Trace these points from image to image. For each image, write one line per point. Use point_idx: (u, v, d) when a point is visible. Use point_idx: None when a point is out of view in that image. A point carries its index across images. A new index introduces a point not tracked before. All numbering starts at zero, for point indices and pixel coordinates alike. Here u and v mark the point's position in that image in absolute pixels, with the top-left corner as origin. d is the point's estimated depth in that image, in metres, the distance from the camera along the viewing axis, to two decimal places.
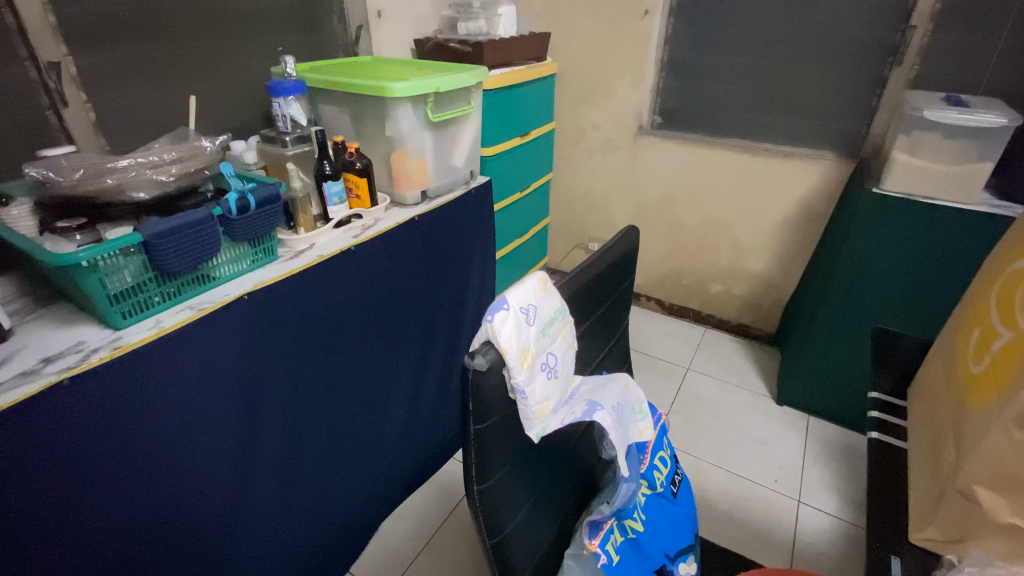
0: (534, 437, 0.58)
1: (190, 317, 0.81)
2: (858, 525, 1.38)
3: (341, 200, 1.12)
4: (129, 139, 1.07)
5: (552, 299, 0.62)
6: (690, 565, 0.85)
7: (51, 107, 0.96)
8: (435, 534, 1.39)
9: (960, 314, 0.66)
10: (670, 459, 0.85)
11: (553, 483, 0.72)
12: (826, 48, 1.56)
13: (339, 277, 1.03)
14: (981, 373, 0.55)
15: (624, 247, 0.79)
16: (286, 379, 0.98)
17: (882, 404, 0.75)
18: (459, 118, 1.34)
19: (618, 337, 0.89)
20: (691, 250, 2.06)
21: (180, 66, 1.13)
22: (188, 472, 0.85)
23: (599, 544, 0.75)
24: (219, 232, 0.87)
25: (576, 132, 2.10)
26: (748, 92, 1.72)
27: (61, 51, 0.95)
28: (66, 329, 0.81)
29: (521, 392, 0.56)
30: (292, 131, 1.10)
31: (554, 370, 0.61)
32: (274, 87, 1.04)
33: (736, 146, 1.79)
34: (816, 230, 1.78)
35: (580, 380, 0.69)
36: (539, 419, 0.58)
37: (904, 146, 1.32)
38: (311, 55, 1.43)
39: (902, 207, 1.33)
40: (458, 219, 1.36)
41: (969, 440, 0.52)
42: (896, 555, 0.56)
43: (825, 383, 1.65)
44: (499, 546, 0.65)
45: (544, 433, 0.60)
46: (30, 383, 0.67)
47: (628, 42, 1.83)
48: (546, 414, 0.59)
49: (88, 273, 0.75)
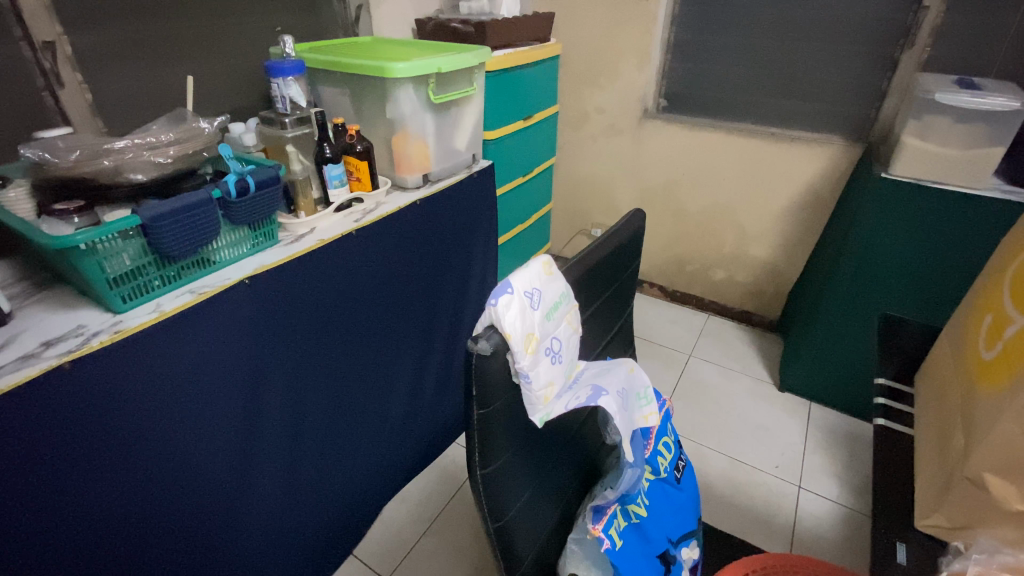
0: (538, 422, 0.58)
1: (190, 300, 0.81)
2: (858, 510, 1.39)
3: (341, 182, 1.11)
4: (126, 121, 1.06)
5: (556, 283, 0.61)
6: (693, 549, 0.85)
7: (46, 88, 0.94)
8: (438, 517, 1.40)
9: (970, 301, 0.65)
10: (674, 444, 0.85)
11: (556, 469, 0.72)
12: (836, 28, 1.53)
13: (340, 262, 1.02)
14: (992, 360, 0.54)
15: (629, 232, 0.77)
16: (289, 362, 0.98)
17: (887, 390, 0.74)
18: (461, 100, 1.32)
19: (622, 323, 0.88)
20: (695, 237, 2.04)
21: (176, 46, 1.10)
22: (189, 455, 0.85)
23: (601, 529, 0.73)
24: (217, 216, 0.86)
25: (580, 116, 2.07)
26: (755, 75, 1.69)
27: (56, 31, 0.93)
28: (66, 312, 0.80)
29: (527, 376, 0.56)
30: (291, 113, 1.08)
31: (558, 354, 0.60)
32: (272, 68, 1.03)
33: (742, 130, 1.77)
34: (820, 216, 1.77)
35: (584, 365, 0.69)
36: (542, 404, 0.58)
37: (913, 130, 1.30)
38: (310, 36, 1.40)
39: (911, 192, 1.31)
40: (460, 204, 1.34)
41: (979, 428, 0.51)
42: (902, 542, 0.56)
43: (829, 368, 1.65)
44: (501, 531, 0.64)
45: (548, 418, 0.59)
46: (31, 365, 0.67)
47: (633, 23, 1.80)
48: (549, 398, 0.59)
49: (86, 256, 0.75)
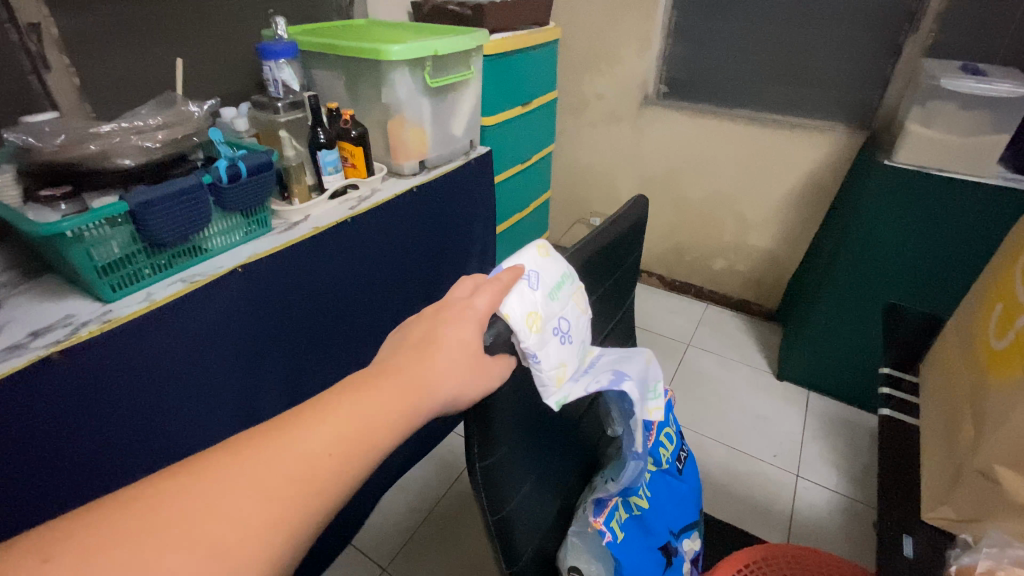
0: (554, 406, 0.54)
1: (181, 290, 0.79)
2: (857, 499, 1.39)
3: (336, 169, 1.08)
4: (115, 106, 1.03)
5: (556, 263, 0.59)
6: (694, 541, 0.85)
7: (33, 72, 0.91)
8: (437, 506, 1.40)
9: (979, 288, 0.64)
10: (675, 435, 0.84)
11: (556, 460, 0.71)
12: (840, 12, 1.49)
13: (336, 249, 1.00)
14: (1002, 350, 0.53)
15: (631, 218, 0.75)
16: (285, 352, 0.96)
17: (891, 378, 0.73)
18: (459, 84, 1.29)
19: (624, 312, 0.87)
20: (695, 226, 2.03)
21: (165, 28, 1.07)
22: (186, 446, 0.84)
23: (604, 521, 0.73)
24: (209, 203, 0.84)
25: (579, 103, 2.04)
26: (758, 61, 1.66)
27: (42, 12, 0.89)
28: (54, 302, 0.78)
29: (536, 356, 0.52)
30: (284, 97, 1.05)
31: (568, 335, 0.57)
32: (263, 49, 1.00)
33: (743, 117, 1.74)
34: (820, 205, 1.75)
35: (599, 353, 0.66)
36: (557, 387, 0.54)
37: (918, 117, 1.28)
38: (303, 19, 1.36)
39: (915, 180, 1.30)
40: (458, 191, 1.32)
41: (990, 419, 0.50)
42: (909, 534, 0.55)
43: (828, 357, 1.64)
44: (500, 523, 0.63)
45: (565, 402, 0.56)
46: (18, 356, 0.65)
47: (634, 7, 1.76)
48: (563, 381, 0.55)
49: (73, 244, 0.73)
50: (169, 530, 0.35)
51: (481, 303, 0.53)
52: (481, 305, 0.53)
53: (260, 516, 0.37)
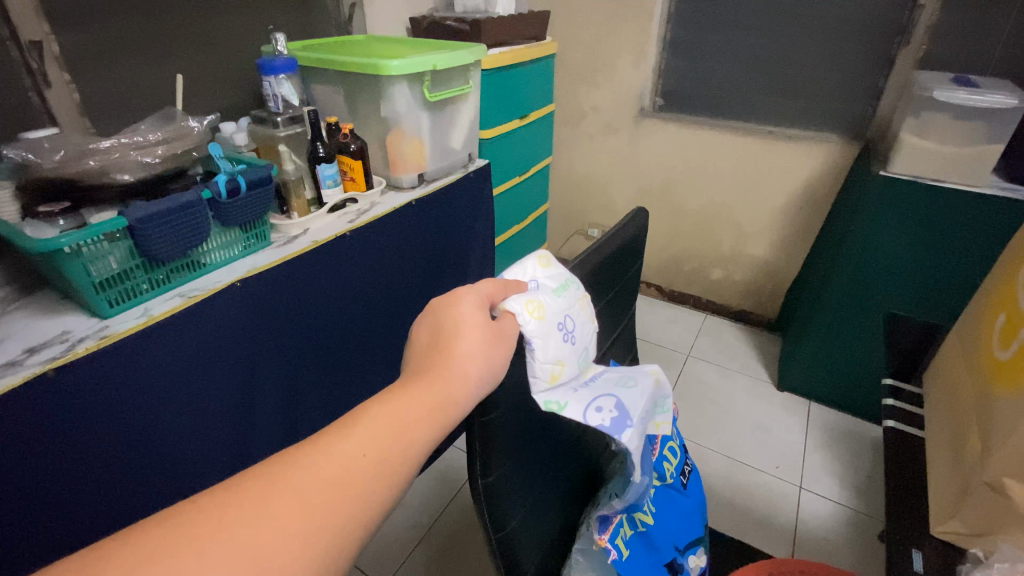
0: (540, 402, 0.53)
1: (179, 305, 0.78)
2: (861, 511, 1.38)
3: (335, 182, 1.08)
4: (115, 121, 1.03)
5: (558, 269, 0.60)
6: (701, 557, 0.82)
7: (33, 89, 0.91)
8: (436, 522, 1.38)
9: (982, 299, 0.64)
10: (679, 449, 0.83)
11: (559, 475, 0.70)
12: (832, 26, 1.51)
13: (334, 263, 1.00)
14: (1007, 361, 0.53)
15: (631, 231, 0.75)
16: (283, 366, 0.95)
17: (893, 389, 0.73)
18: (458, 97, 1.29)
19: (625, 324, 0.86)
20: (693, 236, 2.03)
21: (166, 44, 1.08)
22: (183, 463, 0.83)
23: (609, 538, 0.71)
24: (207, 217, 0.84)
25: (576, 115, 2.06)
26: (752, 73, 1.68)
27: (44, 30, 0.90)
28: (50, 318, 0.78)
29: (531, 343, 0.53)
30: (283, 112, 1.06)
31: (572, 336, 0.56)
32: (263, 66, 1.01)
33: (738, 128, 1.76)
34: (817, 215, 1.76)
35: (603, 370, 0.64)
36: (547, 382, 0.54)
37: (912, 128, 1.29)
38: (303, 34, 1.38)
39: (911, 189, 1.30)
40: (456, 203, 1.32)
41: (997, 431, 0.50)
42: (918, 549, 0.54)
43: (828, 367, 1.64)
44: (503, 542, 0.62)
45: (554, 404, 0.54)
46: (12, 374, 0.65)
47: (629, 22, 1.78)
48: (555, 378, 0.54)
49: (70, 260, 0.72)
50: (203, 547, 0.33)
51: (483, 286, 0.55)
52: (483, 288, 0.55)
53: (297, 530, 0.35)
